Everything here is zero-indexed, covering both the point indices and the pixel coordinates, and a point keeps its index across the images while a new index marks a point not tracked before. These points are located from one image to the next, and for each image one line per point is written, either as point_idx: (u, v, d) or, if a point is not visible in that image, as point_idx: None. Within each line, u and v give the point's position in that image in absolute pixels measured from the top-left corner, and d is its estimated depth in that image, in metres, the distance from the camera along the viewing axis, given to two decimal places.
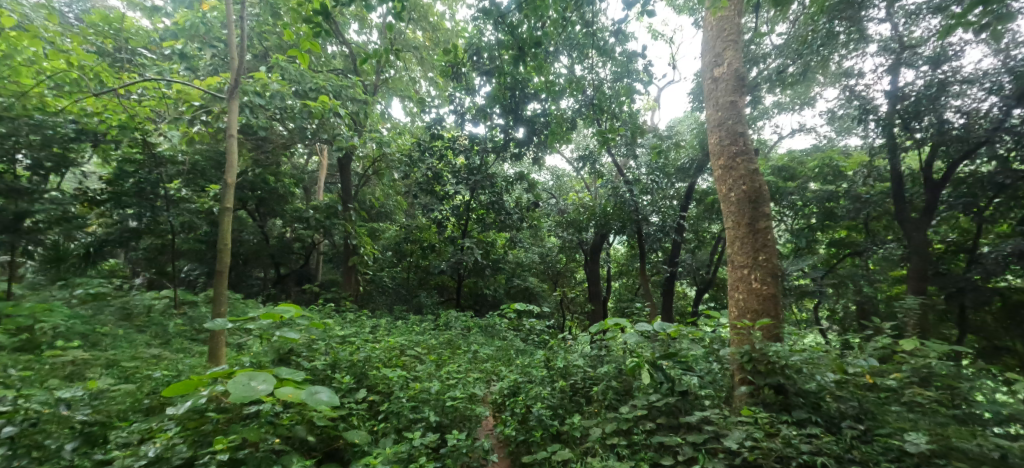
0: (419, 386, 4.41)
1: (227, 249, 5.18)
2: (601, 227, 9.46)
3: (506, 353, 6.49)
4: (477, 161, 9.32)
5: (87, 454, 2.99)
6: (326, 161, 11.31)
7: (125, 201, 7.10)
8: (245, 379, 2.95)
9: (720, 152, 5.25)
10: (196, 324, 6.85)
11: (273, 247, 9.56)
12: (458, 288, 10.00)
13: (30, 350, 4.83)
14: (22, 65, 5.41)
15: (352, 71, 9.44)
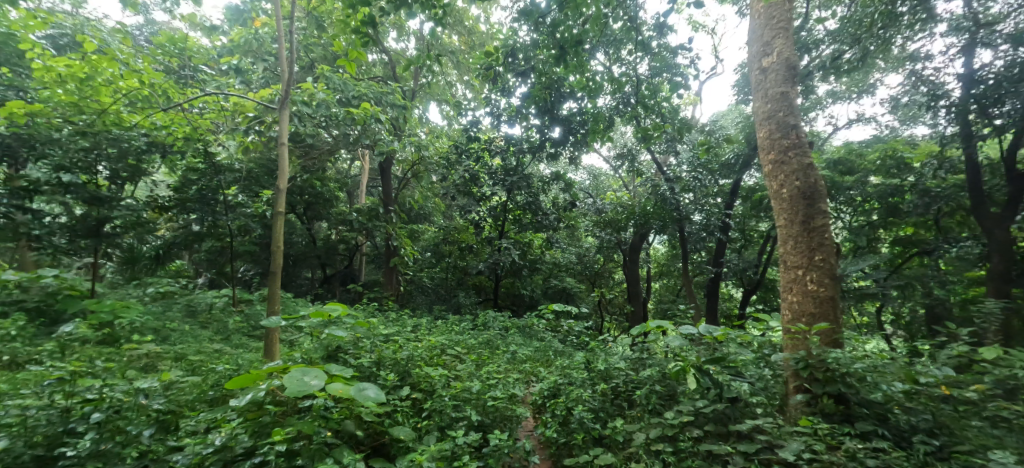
0: (460, 385, 4.33)
1: (279, 251, 5.31)
2: (641, 227, 9.14)
3: (545, 354, 6.34)
4: (513, 162, 9.25)
5: (162, 440, 3.07)
6: (368, 166, 11.53)
7: (189, 206, 7.47)
8: (298, 374, 3.02)
9: (770, 146, 4.94)
10: (250, 321, 7.05)
11: (319, 250, 9.78)
12: (495, 288, 9.89)
13: (110, 344, 5.22)
14: (102, 85, 5.97)
15: (391, 77, 9.56)
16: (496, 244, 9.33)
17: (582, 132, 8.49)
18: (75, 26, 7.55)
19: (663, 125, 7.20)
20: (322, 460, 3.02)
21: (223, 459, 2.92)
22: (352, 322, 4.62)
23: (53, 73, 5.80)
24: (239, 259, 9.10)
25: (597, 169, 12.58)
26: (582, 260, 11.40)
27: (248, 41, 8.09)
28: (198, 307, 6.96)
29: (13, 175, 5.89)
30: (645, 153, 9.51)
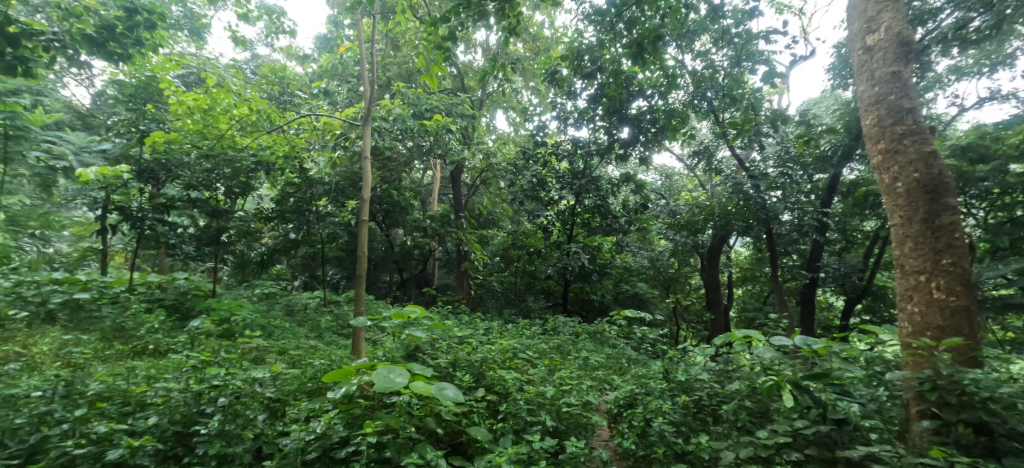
0: (535, 389, 4.11)
1: (364, 255, 5.38)
2: (721, 229, 8.33)
3: (618, 362, 5.98)
4: (581, 165, 8.89)
5: (272, 424, 3.15)
6: (439, 175, 11.73)
7: (288, 217, 7.84)
8: (384, 371, 2.96)
9: (880, 135, 4.23)
10: (341, 321, 7.15)
11: (396, 255, 10.02)
12: (564, 293, 9.52)
13: (228, 338, 5.73)
14: (221, 115, 6.50)
15: (459, 89, 9.60)
16: (565, 248, 8.96)
17: (654, 131, 8.04)
18: (199, 65, 8.63)
19: (751, 119, 6.61)
20: (408, 453, 2.88)
21: (322, 446, 2.90)
22: (429, 324, 4.60)
23: (184, 107, 6.37)
24: (328, 264, 9.51)
25: (669, 168, 11.93)
26: (654, 264, 10.80)
27: (335, 66, 8.55)
28: (295, 306, 7.37)
29: (155, 193, 6.63)
30: (724, 149, 8.83)
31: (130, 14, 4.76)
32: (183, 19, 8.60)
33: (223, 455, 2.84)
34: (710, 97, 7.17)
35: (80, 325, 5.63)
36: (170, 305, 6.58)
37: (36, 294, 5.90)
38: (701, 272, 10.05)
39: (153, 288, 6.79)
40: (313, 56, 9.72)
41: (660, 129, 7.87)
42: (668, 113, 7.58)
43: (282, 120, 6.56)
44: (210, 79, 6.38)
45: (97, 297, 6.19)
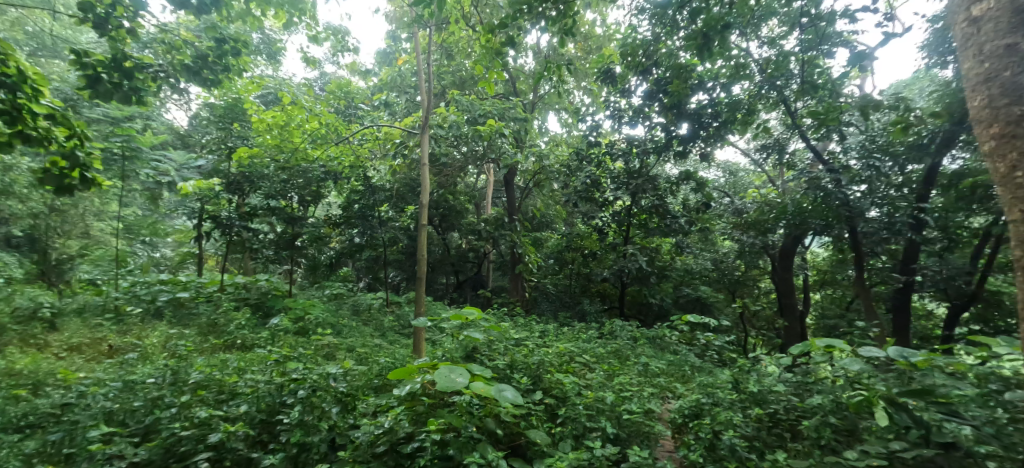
0: (594, 394, 4.08)
1: (423, 258, 5.56)
2: (796, 227, 7.49)
3: (680, 369, 5.86)
4: (637, 164, 8.57)
5: (345, 417, 3.39)
6: (493, 178, 11.95)
7: (352, 222, 8.34)
8: (446, 371, 3.11)
9: (995, 112, 2.71)
10: (402, 320, 7.49)
11: (453, 257, 10.31)
12: (621, 296, 9.37)
13: (303, 334, 6.20)
14: (294, 129, 7.07)
15: (511, 93, 9.74)
16: (622, 250, 8.77)
17: (715, 126, 7.51)
18: (276, 85, 9.45)
19: (838, 107, 6.05)
20: (470, 452, 3.00)
21: (390, 440, 3.07)
22: (486, 326, 4.74)
23: (263, 124, 7.12)
24: (389, 265, 9.91)
25: (735, 165, 11.35)
26: (718, 266, 10.20)
27: (393, 79, 9.03)
28: (360, 306, 7.82)
29: (240, 202, 7.33)
30: (797, 142, 8.20)
31: (219, 44, 5.31)
32: (263, 45, 9.47)
33: (301, 443, 3.09)
34: (782, 86, 6.63)
35: (182, 320, 6.35)
36: (254, 303, 7.22)
37: (147, 295, 6.84)
38: (772, 275, 9.41)
39: (238, 288, 7.50)
40: (375, 70, 10.30)
41: (722, 122, 7.34)
42: (732, 106, 7.07)
43: (348, 133, 6.98)
44: (285, 98, 6.95)
45: (195, 295, 7.01)
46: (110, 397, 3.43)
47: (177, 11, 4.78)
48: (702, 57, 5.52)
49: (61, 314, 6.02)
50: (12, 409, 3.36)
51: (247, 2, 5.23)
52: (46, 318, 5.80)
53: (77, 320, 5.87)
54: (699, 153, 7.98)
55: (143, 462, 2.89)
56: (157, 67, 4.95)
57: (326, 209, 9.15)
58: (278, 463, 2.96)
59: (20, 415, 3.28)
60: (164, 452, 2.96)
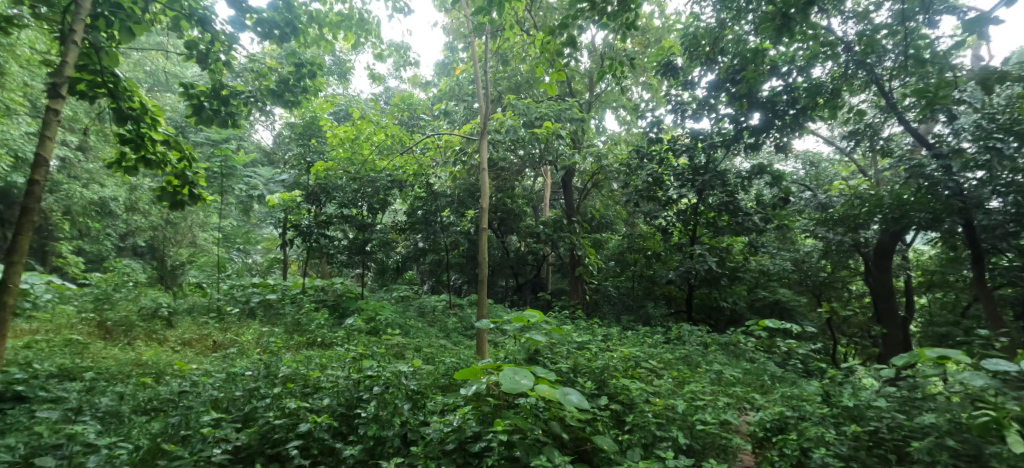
0: (664, 402, 3.79)
1: (485, 261, 5.74)
2: (893, 222, 6.48)
3: (759, 379, 4.97)
4: (703, 159, 8.07)
5: (415, 414, 3.59)
6: (551, 180, 12.03)
7: (416, 228, 8.77)
8: (511, 372, 3.23)
9: None
10: (466, 322, 7.74)
11: (512, 260, 10.50)
12: (688, 300, 8.68)
13: (374, 334, 6.60)
14: (364, 143, 7.60)
15: (567, 93, 9.77)
16: (689, 251, 8.17)
17: (792, 113, 6.92)
18: (347, 101, 10.15)
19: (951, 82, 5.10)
20: (537, 454, 3.08)
21: (457, 438, 3.22)
22: (547, 329, 4.80)
23: (337, 139, 7.71)
24: (452, 269, 10.23)
25: (816, 154, 9.72)
26: (800, 267, 8.89)
27: (452, 88, 9.37)
28: (426, 308, 8.16)
29: (318, 212, 8.03)
30: (895, 124, 6.93)
31: (298, 68, 5.82)
32: (334, 65, 10.21)
33: (377, 436, 3.32)
34: (874, 64, 5.98)
35: (271, 320, 6.99)
36: (331, 304, 7.75)
37: (243, 297, 7.64)
38: (865, 277, 8.25)
39: (317, 290, 8.12)
40: (435, 81, 10.75)
41: (800, 109, 6.75)
42: (812, 91, 6.50)
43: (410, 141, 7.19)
44: (356, 114, 7.60)
45: (281, 297, 7.70)
46: (216, 386, 3.90)
47: (263, 41, 5.34)
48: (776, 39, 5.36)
49: (175, 313, 6.84)
50: (141, 394, 3.91)
51: (321, 27, 5.71)
52: (164, 315, 6.61)
53: (188, 319, 6.67)
54: (774, 144, 7.28)
55: (243, 447, 3.25)
56: (248, 93, 5.63)
57: (393, 216, 9.65)
58: (356, 454, 3.19)
59: (146, 399, 3.81)
60: (260, 438, 3.30)
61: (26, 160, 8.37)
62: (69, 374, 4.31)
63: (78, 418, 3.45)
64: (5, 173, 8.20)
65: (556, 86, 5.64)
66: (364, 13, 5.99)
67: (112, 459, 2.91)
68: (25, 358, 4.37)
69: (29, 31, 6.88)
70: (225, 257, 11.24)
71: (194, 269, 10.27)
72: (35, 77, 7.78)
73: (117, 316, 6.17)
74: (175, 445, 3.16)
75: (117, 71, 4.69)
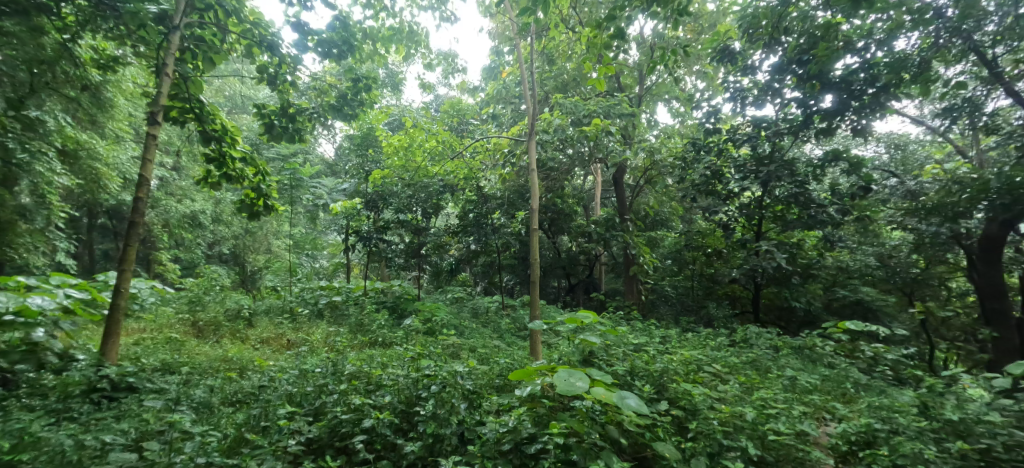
0: (730, 409, 3.62)
1: (536, 262, 5.72)
2: (1000, 210, 5.53)
3: (839, 385, 4.49)
4: (767, 148, 7.27)
5: (472, 413, 3.66)
6: (602, 178, 11.83)
7: (468, 230, 8.93)
8: (565, 374, 3.21)
9: None
10: (519, 323, 7.78)
11: (564, 261, 10.45)
12: (754, 300, 7.92)
13: (431, 334, 6.80)
14: (417, 151, 7.68)
15: (617, 89, 9.55)
16: (753, 247, 7.43)
17: (871, 93, 6.09)
18: (401, 110, 10.51)
19: None
20: (594, 459, 3.06)
21: (514, 439, 3.25)
22: (602, 330, 4.72)
23: (392, 148, 7.90)
24: (504, 270, 10.30)
25: (900, 137, 8.68)
26: (885, 263, 7.85)
27: (499, 91, 9.45)
28: (479, 309, 8.30)
29: (376, 218, 8.50)
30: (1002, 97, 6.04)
31: (355, 82, 6.10)
32: (387, 77, 10.58)
33: (436, 434, 3.41)
34: (971, 30, 5.18)
35: (336, 320, 7.38)
36: (391, 305, 8.05)
37: (312, 299, 8.11)
38: (970, 274, 7.03)
39: (376, 292, 8.48)
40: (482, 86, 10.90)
41: (881, 87, 5.92)
42: (895, 66, 5.66)
43: (461, 147, 7.34)
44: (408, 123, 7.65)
45: (345, 299, 8.11)
46: (291, 382, 4.16)
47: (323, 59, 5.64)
48: (849, 12, 4.98)
49: (254, 314, 7.39)
50: (228, 387, 4.26)
51: (375, 43, 5.98)
52: (245, 316, 7.16)
53: (265, 319, 7.18)
54: (850, 128, 6.47)
55: (314, 439, 3.45)
56: (312, 109, 6.07)
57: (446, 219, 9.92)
58: (417, 450, 3.30)
59: (232, 392, 4.14)
60: (329, 431, 3.50)
61: (130, 180, 9.43)
62: (168, 368, 4.75)
63: (176, 407, 3.80)
64: (116, 192, 9.31)
65: (604, 81, 5.54)
66: (414, 25, 6.18)
67: (205, 446, 3.13)
68: (134, 353, 4.91)
69: (132, 67, 7.78)
70: (296, 262, 11.95)
71: (268, 274, 11.02)
72: (137, 107, 8.75)
73: (206, 318, 6.76)
74: (257, 435, 3.42)
75: (202, 97, 5.26)
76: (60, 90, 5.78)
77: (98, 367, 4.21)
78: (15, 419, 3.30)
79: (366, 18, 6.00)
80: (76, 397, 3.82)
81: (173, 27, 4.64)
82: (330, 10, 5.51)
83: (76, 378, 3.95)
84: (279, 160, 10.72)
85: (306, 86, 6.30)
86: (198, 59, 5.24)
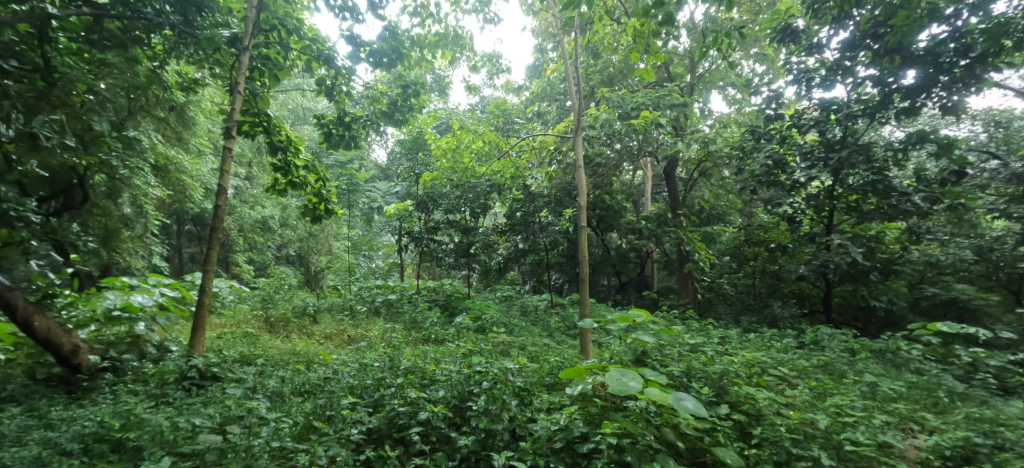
0: (799, 416, 3.35)
1: (586, 260, 5.57)
2: None
3: (929, 394, 4.06)
4: (838, 133, 6.70)
5: (523, 410, 3.59)
6: (652, 172, 11.44)
7: (516, 229, 8.87)
8: (617, 374, 3.06)
9: None
10: (569, 321, 7.64)
11: (614, 258, 10.22)
12: (824, 297, 7.38)
13: (482, 332, 6.81)
14: (464, 152, 7.69)
15: (667, 79, 9.18)
16: (822, 240, 6.91)
17: (964, 65, 5.49)
18: (448, 113, 10.63)
19: None
20: (649, 462, 2.92)
21: (566, 438, 3.15)
22: (657, 329, 4.50)
23: (440, 151, 7.94)
24: (552, 268, 10.19)
25: (1000, 114, 7.75)
26: (985, 256, 6.80)
27: (544, 89, 9.32)
28: (528, 307, 8.23)
29: (427, 219, 8.70)
30: None
31: (404, 89, 6.20)
32: (434, 81, 10.73)
33: (488, 429, 3.35)
34: None
35: (392, 317, 7.56)
36: (442, 304, 8.15)
37: (370, 297, 8.32)
38: None
39: (427, 290, 8.63)
40: (526, 84, 10.83)
41: (977, 57, 5.32)
42: (993, 33, 5.08)
43: (508, 146, 7.28)
44: (455, 125, 7.66)
45: (399, 297, 8.30)
46: (352, 375, 4.25)
47: (375, 69, 5.82)
48: None
49: (319, 311, 7.67)
50: (298, 378, 4.41)
51: (421, 49, 6.01)
52: (311, 313, 7.44)
53: (327, 316, 7.45)
54: (938, 106, 5.84)
55: (374, 429, 3.50)
56: (366, 117, 6.20)
57: (494, 218, 9.92)
58: (469, 445, 3.24)
59: (301, 383, 4.29)
60: (388, 422, 3.54)
61: (211, 189, 10.10)
62: (246, 359, 4.99)
63: (254, 395, 4.00)
64: (199, 203, 10.05)
65: (652, 71, 5.31)
66: (458, 29, 6.10)
67: (278, 432, 3.26)
68: (217, 346, 5.23)
69: (210, 87, 8.31)
70: (353, 262, 12.37)
71: (330, 274, 11.52)
72: (215, 124, 9.34)
73: (277, 314, 7.08)
74: (323, 423, 3.51)
75: (269, 112, 5.54)
76: (150, 111, 6.30)
77: (188, 357, 4.51)
78: (123, 401, 3.64)
79: (413, 26, 6.07)
80: (171, 383, 4.12)
81: (243, 48, 4.85)
82: (381, 21, 5.64)
83: (171, 367, 4.28)
84: (337, 167, 11.16)
85: (360, 95, 6.51)
86: (265, 74, 5.51)
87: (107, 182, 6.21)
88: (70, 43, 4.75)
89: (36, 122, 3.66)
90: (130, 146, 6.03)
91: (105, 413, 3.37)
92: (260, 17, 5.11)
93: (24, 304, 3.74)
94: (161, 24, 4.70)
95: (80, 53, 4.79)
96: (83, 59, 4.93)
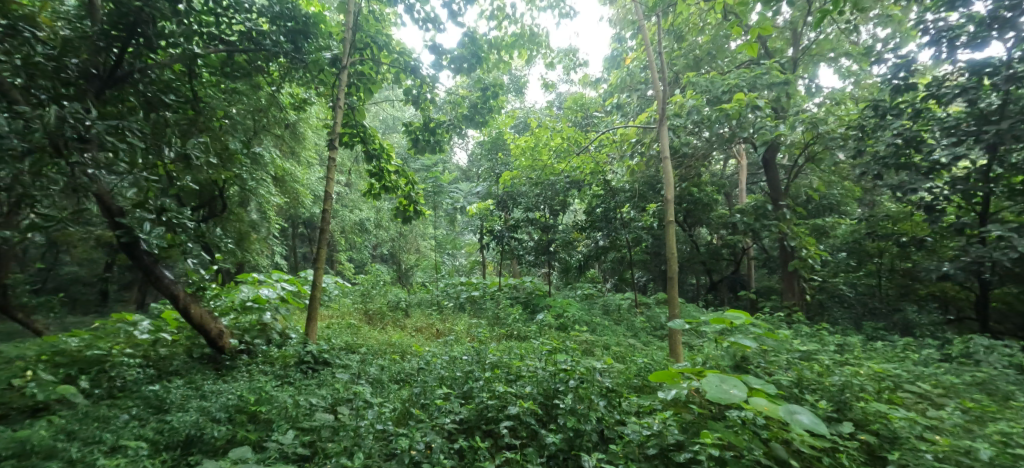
0: (951, 443, 2.81)
1: (674, 257, 5.15)
2: None
3: None
4: (992, 102, 5.63)
5: (612, 412, 3.38)
6: (747, 160, 10.55)
7: (597, 224, 8.52)
8: (717, 379, 2.73)
9: None
10: (654, 321, 7.22)
11: (703, 254, 9.61)
12: (980, 300, 6.33)
13: (564, 330, 6.64)
14: (543, 150, 7.56)
15: (767, 56, 8.34)
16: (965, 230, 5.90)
17: None
18: (526, 112, 10.58)
19: None
20: None
21: (659, 445, 2.90)
22: (760, 332, 4.03)
23: (520, 150, 7.88)
24: (635, 266, 9.76)
25: None
26: None
27: (624, 80, 8.87)
28: (610, 306, 7.91)
29: (507, 217, 8.71)
30: None
31: (483, 91, 6.17)
32: (511, 80, 10.69)
33: (576, 428, 3.17)
34: None
35: (475, 313, 7.64)
36: (523, 301, 8.11)
37: (455, 294, 8.50)
38: None
39: (506, 288, 8.63)
40: (604, 77, 10.44)
41: None
42: None
43: (587, 141, 7.01)
44: (533, 123, 7.55)
45: (482, 294, 8.38)
46: (443, 366, 4.28)
47: (456, 75, 5.92)
48: None
49: (410, 306, 7.95)
50: (395, 367, 4.53)
51: (499, 51, 5.94)
52: (403, 307, 7.76)
53: (418, 310, 7.71)
54: None
55: (465, 419, 3.47)
56: (448, 121, 6.29)
57: (574, 216, 9.67)
58: (557, 443, 3.10)
59: (398, 371, 4.39)
60: (477, 414, 3.48)
61: (318, 196, 10.88)
62: (350, 347, 5.24)
63: (358, 380, 4.18)
64: (310, 209, 10.95)
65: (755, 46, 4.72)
66: (534, 26, 5.87)
67: (382, 414, 3.32)
68: (327, 334, 5.56)
69: (315, 104, 8.92)
70: (439, 261, 12.75)
71: (419, 272, 12.00)
72: (320, 137, 10.03)
73: (373, 308, 7.44)
74: (419, 411, 3.54)
75: (362, 122, 5.80)
76: (269, 129, 6.88)
77: (305, 344, 4.77)
78: (256, 379, 3.94)
79: (490, 29, 6.02)
80: (292, 366, 4.42)
81: (342, 67, 5.07)
82: (461, 27, 5.65)
83: (291, 352, 4.59)
84: (424, 171, 11.55)
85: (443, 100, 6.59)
86: (361, 89, 5.77)
87: (238, 193, 6.90)
88: (211, 76, 5.35)
89: (190, 144, 4.06)
90: (257, 162, 6.63)
91: (243, 388, 3.66)
92: (355, 37, 5.33)
93: (183, 293, 4.26)
94: (278, 54, 5.02)
95: (219, 85, 5.38)
96: (220, 90, 5.52)
